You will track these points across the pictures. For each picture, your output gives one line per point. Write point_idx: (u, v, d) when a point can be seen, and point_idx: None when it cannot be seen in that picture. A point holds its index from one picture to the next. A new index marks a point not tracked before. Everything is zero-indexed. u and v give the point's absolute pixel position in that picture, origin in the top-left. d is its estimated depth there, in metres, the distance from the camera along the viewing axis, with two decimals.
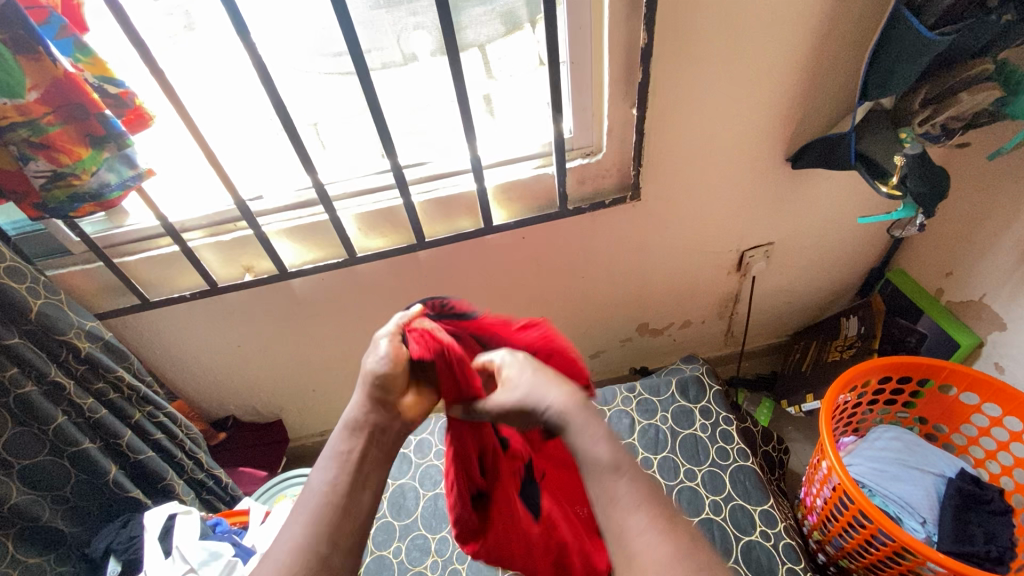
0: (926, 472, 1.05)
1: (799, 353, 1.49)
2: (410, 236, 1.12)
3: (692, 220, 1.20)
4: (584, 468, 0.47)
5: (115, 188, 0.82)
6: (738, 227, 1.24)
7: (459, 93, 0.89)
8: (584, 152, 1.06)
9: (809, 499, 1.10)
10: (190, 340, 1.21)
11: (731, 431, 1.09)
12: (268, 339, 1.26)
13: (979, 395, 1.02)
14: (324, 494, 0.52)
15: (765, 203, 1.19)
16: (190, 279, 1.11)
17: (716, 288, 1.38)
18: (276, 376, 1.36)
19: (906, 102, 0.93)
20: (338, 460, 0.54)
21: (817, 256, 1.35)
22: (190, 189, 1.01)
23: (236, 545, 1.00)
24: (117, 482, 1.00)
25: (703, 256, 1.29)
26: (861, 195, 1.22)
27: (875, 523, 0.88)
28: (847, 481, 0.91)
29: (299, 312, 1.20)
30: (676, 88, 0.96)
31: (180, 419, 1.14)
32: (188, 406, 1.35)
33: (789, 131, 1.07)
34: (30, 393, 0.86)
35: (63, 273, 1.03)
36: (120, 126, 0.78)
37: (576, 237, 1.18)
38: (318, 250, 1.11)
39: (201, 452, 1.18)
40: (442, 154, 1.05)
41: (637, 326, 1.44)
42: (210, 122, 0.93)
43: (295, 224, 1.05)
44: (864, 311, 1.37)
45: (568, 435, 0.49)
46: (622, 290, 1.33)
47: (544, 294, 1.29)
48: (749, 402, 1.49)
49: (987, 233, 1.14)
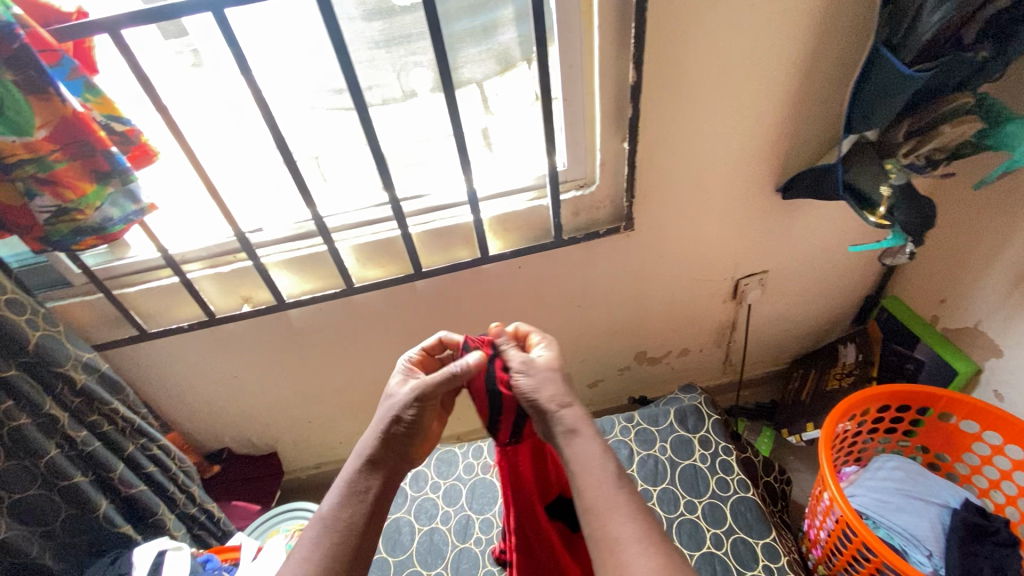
0: (929, 503, 1.03)
1: (798, 381, 1.47)
2: (407, 266, 1.14)
3: (685, 249, 1.21)
4: (579, 466, 0.63)
5: (118, 222, 0.83)
6: (731, 256, 1.25)
7: (454, 126, 0.91)
8: (577, 184, 1.09)
9: (813, 532, 1.08)
10: (187, 370, 1.21)
11: (730, 461, 1.08)
12: (265, 370, 1.26)
13: (980, 423, 1.01)
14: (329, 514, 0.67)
15: (757, 232, 1.21)
16: (188, 310, 1.11)
17: (712, 316, 1.39)
18: (272, 407, 1.36)
19: (891, 134, 0.95)
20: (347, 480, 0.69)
21: (812, 284, 1.36)
22: (191, 223, 1.03)
23: None
24: (107, 517, 0.98)
25: (698, 285, 1.30)
26: (851, 225, 1.24)
27: (879, 557, 0.87)
28: (849, 512, 0.90)
29: (296, 342, 1.21)
30: (665, 123, 0.99)
31: (174, 451, 1.13)
32: (182, 438, 1.34)
33: (777, 163, 1.09)
34: (24, 425, 0.85)
35: (64, 305, 1.04)
36: (125, 161, 0.80)
37: (571, 266, 1.19)
38: (316, 281, 1.12)
39: (194, 486, 1.17)
40: (440, 186, 1.07)
41: (634, 355, 1.44)
42: (213, 156, 0.95)
43: (294, 255, 1.07)
44: (862, 339, 1.40)
45: (574, 440, 0.65)
46: (618, 319, 1.34)
47: (541, 323, 1.30)
48: (750, 432, 1.48)
49: (977, 261, 1.16)
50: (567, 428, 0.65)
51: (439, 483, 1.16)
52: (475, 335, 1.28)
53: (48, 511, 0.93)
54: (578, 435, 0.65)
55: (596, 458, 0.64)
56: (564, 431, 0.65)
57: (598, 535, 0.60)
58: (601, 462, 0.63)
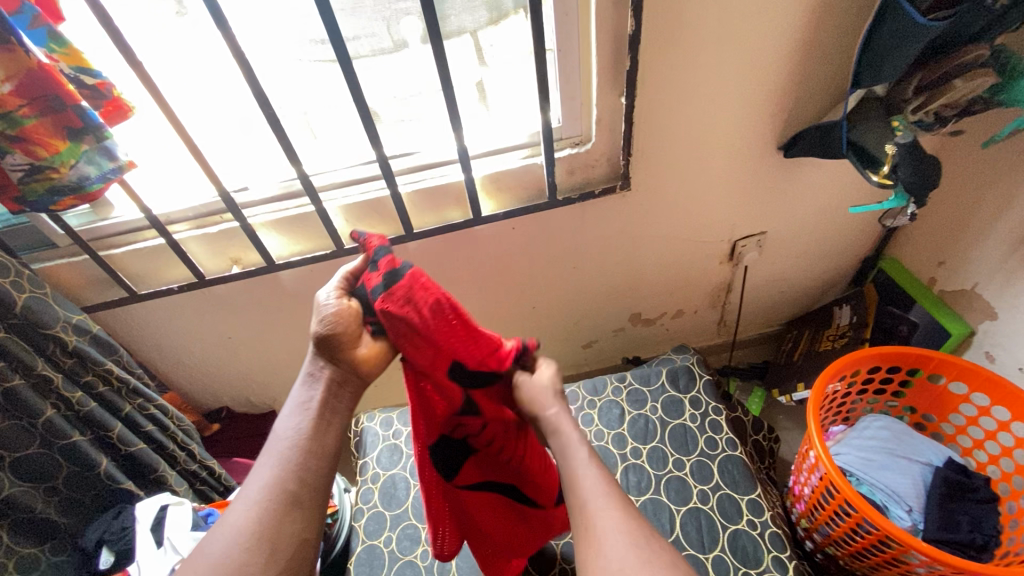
0: (913, 461, 1.05)
1: (791, 343, 1.48)
2: (398, 227, 1.11)
3: (682, 210, 1.19)
4: (566, 465, 0.62)
5: (96, 180, 0.80)
6: (729, 217, 1.23)
7: (444, 80, 0.87)
8: (573, 141, 1.05)
9: (798, 488, 1.11)
10: (180, 332, 1.21)
11: (719, 421, 1.10)
12: (259, 331, 1.26)
13: (969, 384, 1.02)
14: (290, 438, 0.63)
15: (756, 193, 1.19)
16: (177, 271, 1.10)
17: (709, 278, 1.38)
18: (268, 367, 1.37)
19: (900, 88, 0.91)
20: (300, 410, 0.65)
21: (810, 245, 1.34)
22: (175, 182, 1.00)
23: None
24: (109, 474, 1.01)
25: (694, 246, 1.28)
26: (853, 185, 1.21)
27: (860, 513, 0.89)
28: (833, 470, 0.92)
29: (288, 303, 1.20)
30: (665, 75, 0.94)
31: (171, 411, 1.13)
32: (180, 398, 1.36)
33: (780, 119, 1.05)
34: (17, 386, 0.86)
35: (50, 266, 1.02)
36: (97, 118, 0.77)
37: (566, 227, 1.17)
38: (306, 242, 1.10)
39: (194, 443, 1.19)
40: (430, 143, 1.04)
41: (628, 316, 1.44)
42: (192, 110, 0.91)
43: (282, 215, 1.04)
44: (857, 301, 1.38)
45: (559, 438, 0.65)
46: (613, 280, 1.33)
47: (535, 284, 1.29)
48: (742, 393, 1.48)
49: (980, 222, 1.13)
50: (551, 428, 0.66)
51: None
52: (468, 296, 1.28)
53: (50, 468, 0.95)
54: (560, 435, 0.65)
55: (581, 455, 0.62)
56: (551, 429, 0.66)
57: (584, 522, 0.56)
58: (586, 459, 0.61)
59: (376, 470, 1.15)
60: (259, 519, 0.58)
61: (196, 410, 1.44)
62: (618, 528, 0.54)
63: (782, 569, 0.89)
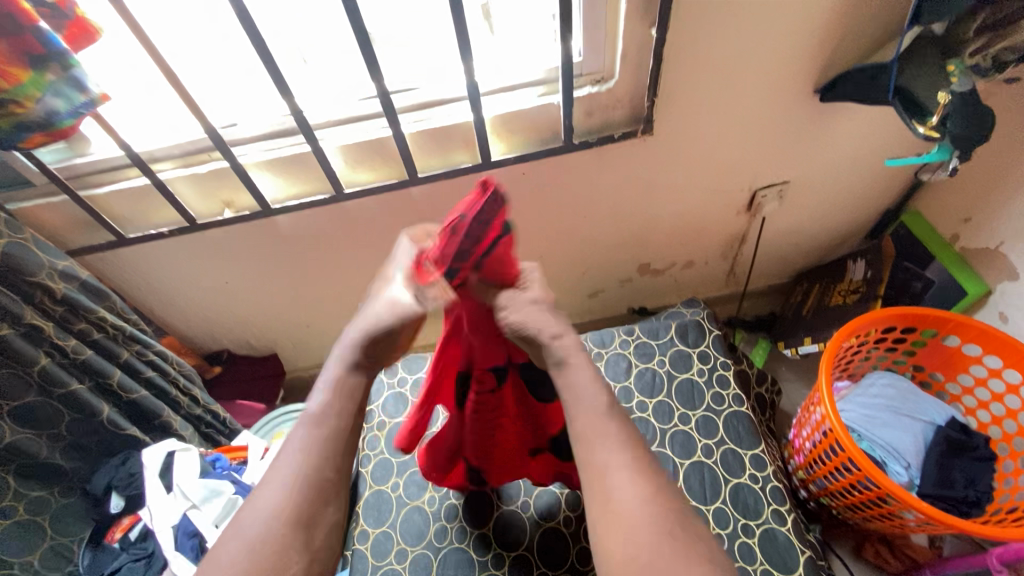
0: (916, 419, 1.06)
1: (801, 296, 1.47)
2: (400, 170, 1.04)
3: (704, 157, 1.11)
4: (574, 402, 0.53)
5: (65, 116, 0.72)
6: (752, 165, 1.16)
7: (454, 5, 0.77)
8: (594, 79, 0.95)
9: (798, 441, 1.13)
10: (173, 276, 1.16)
11: (727, 376, 1.09)
12: (256, 276, 1.21)
13: (983, 346, 1.00)
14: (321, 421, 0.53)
15: (785, 140, 1.11)
16: (166, 214, 1.03)
17: (723, 228, 1.32)
18: (267, 311, 1.34)
19: (961, 27, 0.82)
20: (341, 395, 0.55)
21: (832, 196, 1.28)
22: (154, 116, 0.91)
23: (237, 483, 1.00)
24: (112, 421, 1.00)
25: (712, 196, 1.22)
26: (888, 133, 1.13)
27: (863, 471, 0.91)
28: (840, 431, 0.93)
29: (286, 248, 1.15)
30: (703, 4, 0.83)
31: (171, 357, 1.11)
32: (179, 341, 1.33)
33: (822, 59, 0.96)
34: (7, 336, 0.83)
35: (27, 207, 0.95)
36: (60, 42, 0.68)
37: (580, 173, 1.10)
38: (301, 184, 1.03)
39: (196, 388, 1.18)
40: (436, 78, 0.94)
41: (637, 267, 1.40)
42: (169, 33, 0.81)
43: (275, 155, 0.96)
44: (873, 256, 1.35)
45: (566, 369, 0.55)
46: (625, 230, 1.27)
47: (543, 232, 1.23)
48: (746, 343, 1.50)
49: (1017, 179, 1.07)
50: (558, 359, 0.55)
51: None
52: None
53: (51, 415, 0.93)
54: (567, 365, 0.55)
55: (588, 387, 0.53)
56: (557, 359, 0.55)
57: (594, 470, 0.49)
58: (597, 392, 0.53)
59: (382, 417, 1.14)
60: (296, 510, 0.49)
61: (197, 353, 1.43)
62: (632, 485, 0.47)
63: (780, 521, 0.92)
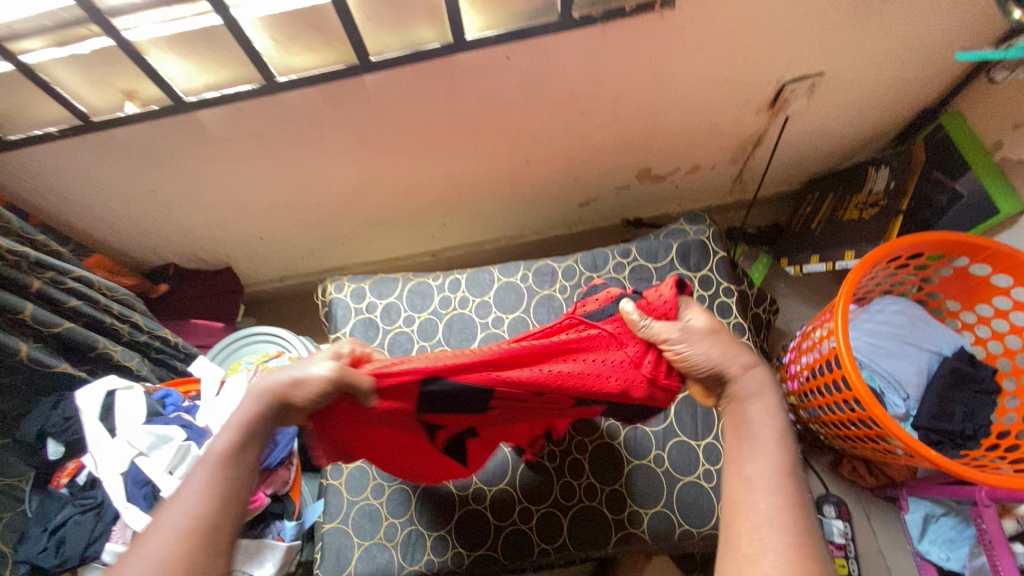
0: (922, 349, 1.00)
1: (812, 207, 1.33)
2: (349, 53, 0.81)
3: (730, 40, 0.90)
4: (749, 424, 0.61)
5: None
6: (786, 51, 0.95)
7: None
8: None
9: (794, 367, 1.08)
10: (85, 184, 0.97)
11: (730, 304, 0.99)
12: (188, 183, 1.02)
13: (1014, 277, 0.91)
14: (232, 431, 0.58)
15: (832, 19, 0.89)
16: (52, 109, 0.81)
17: (739, 128, 1.14)
18: (212, 221, 1.16)
19: None
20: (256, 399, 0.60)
21: (870, 91, 1.09)
22: None
23: (188, 427, 0.91)
24: (35, 359, 0.87)
25: (732, 89, 1.02)
26: (956, 11, 0.91)
27: (867, 412, 0.86)
28: (850, 370, 0.86)
29: (218, 151, 0.95)
30: None
31: (96, 282, 0.96)
32: (109, 262, 1.16)
33: None
34: None
35: None
36: None
37: (576, 59, 0.88)
38: (220, 70, 0.80)
39: (136, 315, 1.04)
40: None
41: (635, 172, 1.24)
42: None
43: (178, 30, 0.73)
44: (899, 162, 1.19)
45: (750, 400, 0.62)
46: (626, 129, 1.09)
47: (530, 132, 1.04)
48: (744, 258, 1.36)
49: None
50: (753, 390, 0.63)
51: (413, 317, 1.04)
52: (448, 145, 1.04)
53: None
54: (758, 398, 0.62)
55: (768, 419, 0.61)
56: (750, 388, 0.63)
57: (735, 499, 0.56)
58: (777, 426, 0.60)
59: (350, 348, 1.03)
60: (199, 520, 0.52)
61: (140, 267, 1.28)
62: (777, 516, 0.53)
63: None
